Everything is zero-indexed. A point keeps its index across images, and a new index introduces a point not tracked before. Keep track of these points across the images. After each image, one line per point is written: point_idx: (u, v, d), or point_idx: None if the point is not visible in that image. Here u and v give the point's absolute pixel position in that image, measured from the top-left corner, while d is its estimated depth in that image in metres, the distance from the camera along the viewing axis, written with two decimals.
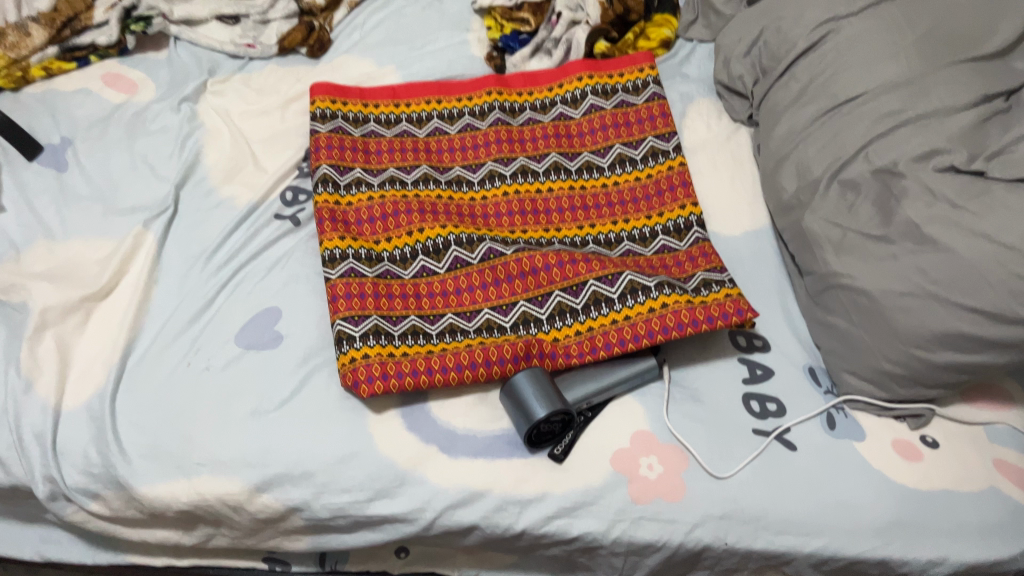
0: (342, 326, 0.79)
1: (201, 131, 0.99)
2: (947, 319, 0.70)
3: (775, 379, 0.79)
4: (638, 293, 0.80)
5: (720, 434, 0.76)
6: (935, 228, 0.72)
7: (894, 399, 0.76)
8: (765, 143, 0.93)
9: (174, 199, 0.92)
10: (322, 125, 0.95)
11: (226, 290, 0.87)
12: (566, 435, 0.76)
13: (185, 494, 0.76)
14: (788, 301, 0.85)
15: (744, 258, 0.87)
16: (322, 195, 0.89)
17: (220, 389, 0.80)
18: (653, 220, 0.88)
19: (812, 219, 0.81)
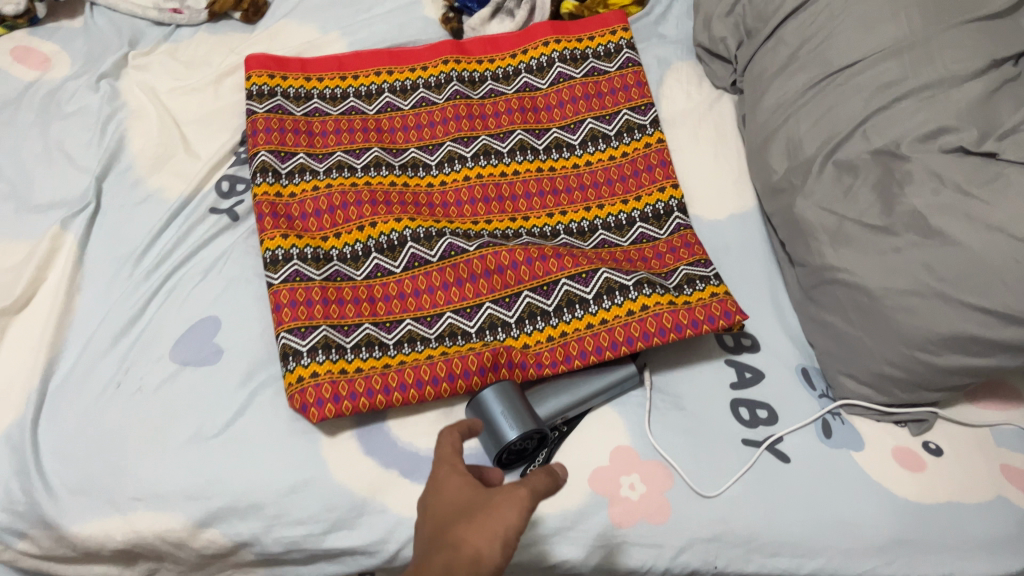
0: (288, 340, 0.71)
1: (124, 112, 0.89)
2: (956, 321, 0.64)
3: (766, 383, 0.73)
4: (615, 293, 0.72)
5: (708, 447, 0.70)
6: (942, 218, 0.65)
7: (894, 404, 0.70)
8: (751, 115, 0.85)
9: (96, 193, 0.83)
10: (259, 104, 0.85)
11: (158, 297, 0.78)
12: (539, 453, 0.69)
13: (120, 532, 0.68)
14: (778, 293, 0.78)
15: (729, 246, 0.80)
16: (260, 186, 0.79)
17: (155, 412, 0.72)
18: (629, 205, 0.80)
19: (805, 205, 0.74)
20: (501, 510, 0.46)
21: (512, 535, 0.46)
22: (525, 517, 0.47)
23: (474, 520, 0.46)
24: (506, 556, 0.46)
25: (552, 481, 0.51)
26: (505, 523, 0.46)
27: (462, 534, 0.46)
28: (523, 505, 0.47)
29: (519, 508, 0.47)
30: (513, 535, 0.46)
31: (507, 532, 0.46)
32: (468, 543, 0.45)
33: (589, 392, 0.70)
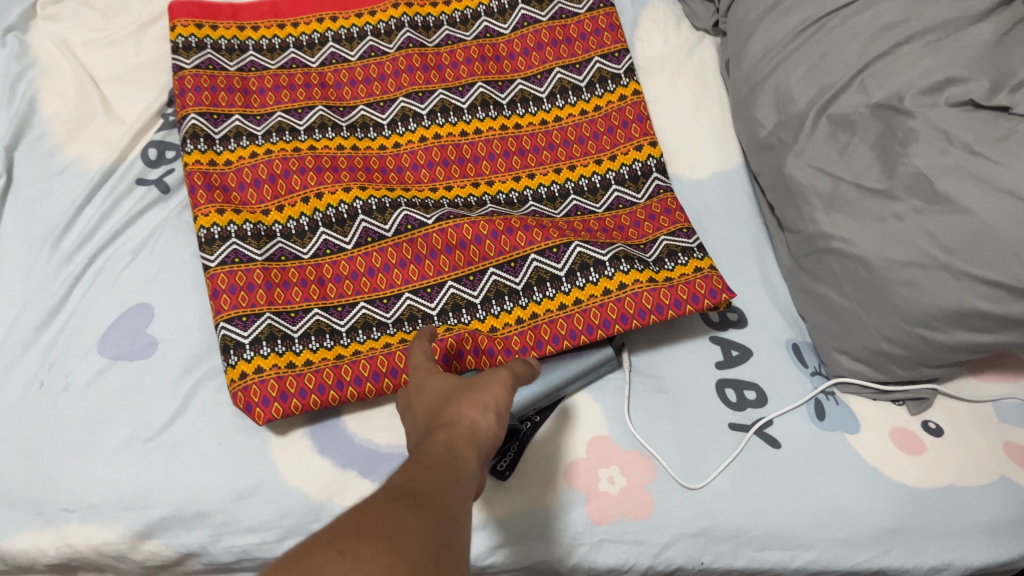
0: (228, 330, 0.64)
1: (35, 69, 0.79)
2: (962, 295, 0.58)
3: (754, 362, 0.67)
4: (590, 270, 0.65)
5: (693, 434, 0.65)
6: (949, 181, 0.59)
7: (891, 382, 0.65)
8: (735, 61, 0.77)
9: (7, 164, 0.74)
10: (186, 60, 0.75)
11: (83, 282, 0.70)
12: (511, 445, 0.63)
13: (51, 547, 0.62)
14: (765, 260, 0.72)
15: (713, 209, 0.73)
16: (191, 154, 0.71)
17: (84, 412, 0.65)
18: (603, 165, 0.73)
19: (796, 164, 0.67)
20: (491, 382, 0.48)
21: (504, 405, 0.47)
22: (511, 394, 0.49)
23: (467, 393, 0.47)
24: (501, 426, 0.46)
25: (532, 374, 0.53)
26: (497, 394, 0.47)
27: (457, 402, 0.46)
28: (509, 381, 0.49)
29: (505, 385, 0.48)
30: (505, 404, 0.48)
31: (501, 401, 0.47)
32: (468, 405, 0.45)
33: (564, 377, 0.65)
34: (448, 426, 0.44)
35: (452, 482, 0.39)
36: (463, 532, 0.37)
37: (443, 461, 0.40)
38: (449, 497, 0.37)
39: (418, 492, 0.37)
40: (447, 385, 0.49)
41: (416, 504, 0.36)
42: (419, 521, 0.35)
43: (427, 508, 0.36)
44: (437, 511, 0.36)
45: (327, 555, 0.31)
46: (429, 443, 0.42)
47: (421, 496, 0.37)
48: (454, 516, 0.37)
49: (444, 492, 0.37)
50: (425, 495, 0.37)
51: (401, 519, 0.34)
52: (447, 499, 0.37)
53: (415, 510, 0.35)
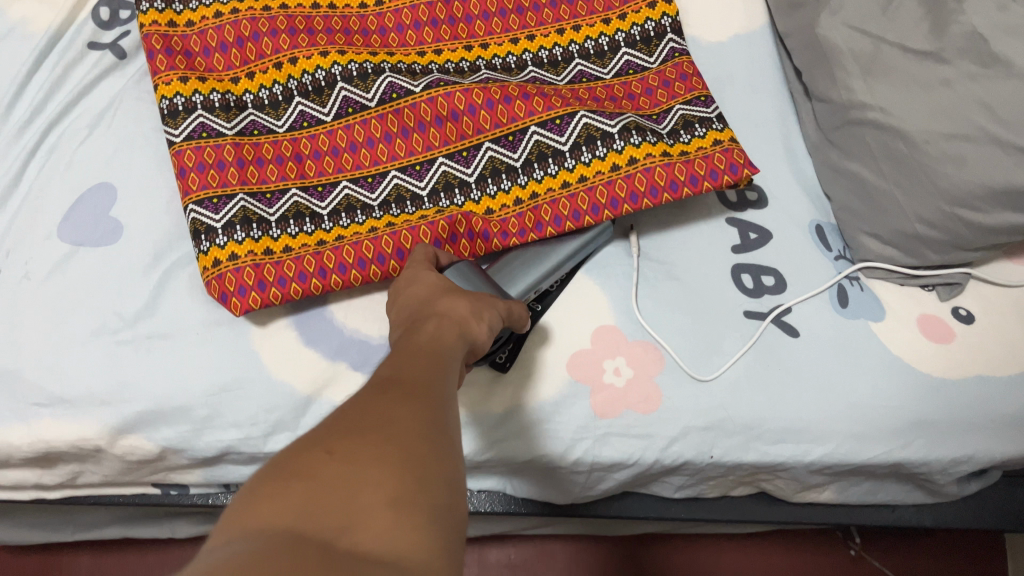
0: (198, 214, 0.58)
1: None
2: (1012, 172, 0.52)
3: (774, 244, 0.62)
4: (597, 144, 0.59)
5: (706, 323, 0.60)
6: (1008, 42, 0.52)
7: (921, 266, 0.60)
8: None
9: None
10: None
11: (38, 160, 0.64)
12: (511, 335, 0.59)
13: (25, 443, 0.58)
14: (789, 133, 0.65)
15: (733, 76, 0.66)
16: (147, 15, 0.63)
17: (47, 302, 0.60)
18: (612, 25, 0.65)
19: (830, 24, 0.59)
20: (487, 300, 0.48)
21: (495, 320, 0.47)
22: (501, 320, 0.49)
23: (460, 296, 0.46)
24: (485, 343, 0.46)
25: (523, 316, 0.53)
26: (491, 311, 0.47)
27: (449, 301, 0.46)
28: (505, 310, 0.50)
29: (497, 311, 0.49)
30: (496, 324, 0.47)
31: (494, 318, 0.47)
32: (463, 307, 0.45)
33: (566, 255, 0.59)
34: (439, 321, 0.43)
35: (441, 375, 0.37)
36: (456, 417, 0.34)
37: (436, 350, 0.39)
38: (441, 387, 0.36)
39: (408, 380, 0.35)
40: (440, 284, 0.49)
41: (405, 395, 0.33)
42: (411, 410, 0.32)
43: (419, 398, 0.33)
44: (429, 401, 0.33)
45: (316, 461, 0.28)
46: (421, 331, 0.41)
47: (414, 384, 0.34)
48: (449, 408, 0.34)
49: (434, 383, 0.35)
50: (417, 382, 0.35)
51: (393, 412, 0.31)
52: (438, 390, 0.35)
53: (409, 395, 0.33)
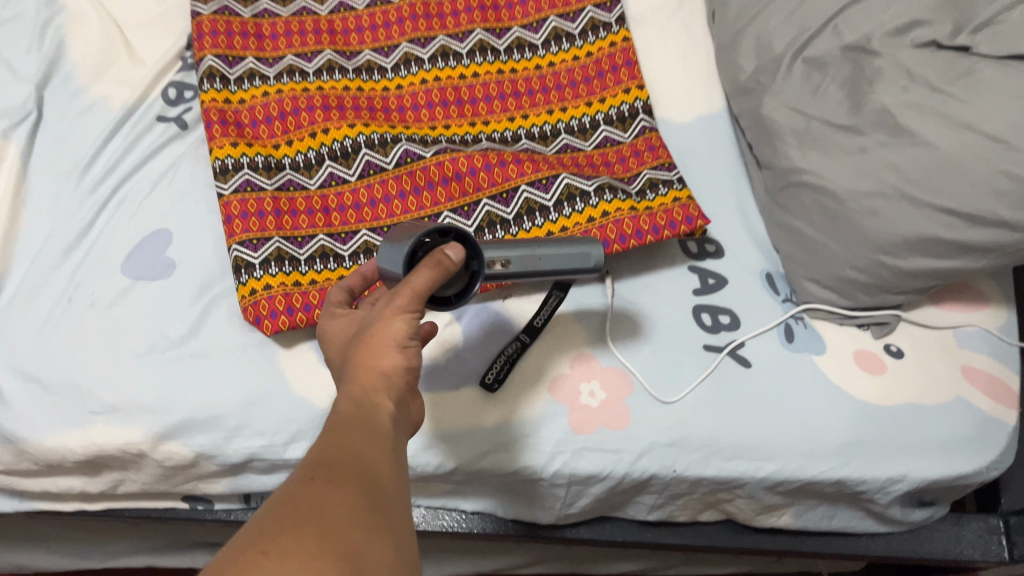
0: (240, 252, 0.69)
1: (62, 16, 0.84)
2: (921, 224, 0.63)
3: (730, 289, 0.72)
4: (576, 200, 0.70)
5: (670, 354, 0.69)
6: (912, 116, 0.63)
7: (857, 307, 0.69)
8: (720, 9, 0.80)
9: (37, 101, 0.79)
10: (204, 6, 0.80)
11: (108, 210, 0.76)
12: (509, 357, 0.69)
13: (81, 445, 0.68)
14: (744, 197, 0.76)
15: (696, 149, 0.78)
16: (208, 92, 0.76)
17: (107, 326, 0.71)
18: (593, 107, 0.77)
19: (773, 104, 0.71)
20: (387, 311, 0.48)
21: (406, 335, 0.48)
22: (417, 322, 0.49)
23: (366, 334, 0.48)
24: (408, 360, 0.48)
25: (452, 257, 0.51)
26: (396, 328, 0.48)
27: (357, 350, 0.47)
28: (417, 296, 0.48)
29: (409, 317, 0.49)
30: (410, 328, 0.48)
31: (401, 330, 0.48)
32: (368, 353, 0.47)
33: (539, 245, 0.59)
34: (350, 385, 0.46)
35: (371, 446, 0.42)
36: (387, 488, 0.40)
37: (364, 417, 0.44)
38: (365, 461, 0.40)
39: (334, 463, 0.39)
40: (353, 331, 0.51)
41: (334, 481, 0.38)
42: (340, 497, 0.37)
43: (349, 482, 0.38)
44: (357, 484, 0.38)
45: (248, 558, 0.32)
46: (335, 405, 0.45)
47: (341, 466, 0.39)
48: (376, 479, 0.40)
49: (363, 461, 0.40)
50: (344, 462, 0.39)
51: (322, 498, 0.36)
52: (368, 465, 0.40)
53: (338, 480, 0.38)
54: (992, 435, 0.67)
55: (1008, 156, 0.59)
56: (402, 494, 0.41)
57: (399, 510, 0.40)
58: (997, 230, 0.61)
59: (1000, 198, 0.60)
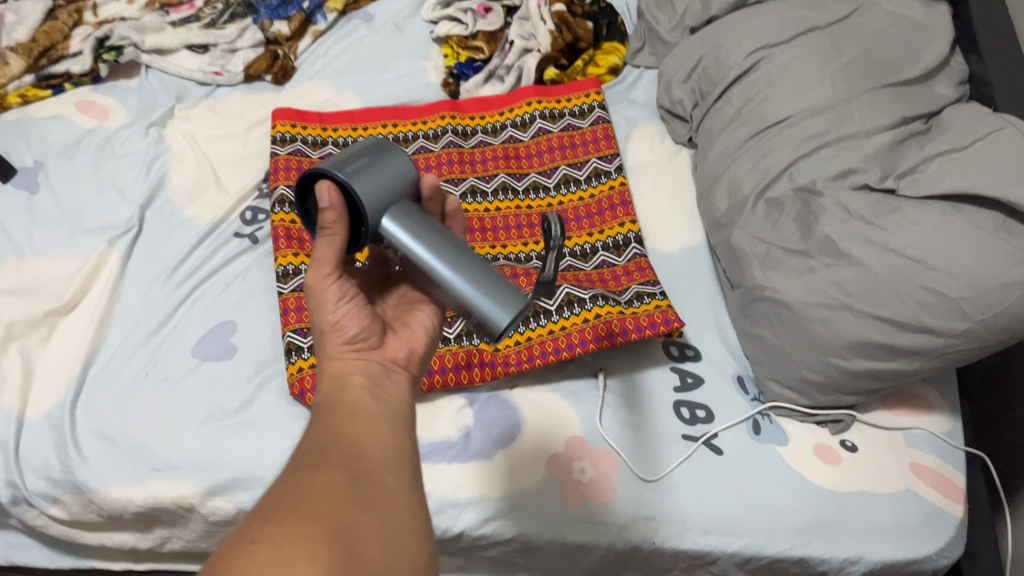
0: (293, 338, 0.84)
1: (167, 154, 1.04)
2: (861, 329, 0.75)
3: (705, 387, 0.83)
4: (574, 305, 0.84)
5: (652, 440, 0.80)
6: (849, 242, 0.77)
7: (815, 406, 0.80)
8: (702, 163, 0.97)
9: (139, 219, 0.97)
10: (282, 148, 0.99)
11: (185, 305, 0.91)
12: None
13: (140, 497, 0.79)
14: (720, 314, 0.89)
15: (680, 274, 0.92)
16: (277, 214, 0.93)
17: (175, 397, 0.84)
18: (594, 236, 0.92)
19: (741, 235, 0.86)
20: (312, 299, 0.54)
21: (336, 313, 0.53)
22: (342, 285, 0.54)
23: (318, 329, 0.55)
24: (347, 326, 0.54)
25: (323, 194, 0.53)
26: (327, 311, 0.53)
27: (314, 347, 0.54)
28: (317, 272, 0.53)
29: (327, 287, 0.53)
30: (335, 303, 0.53)
31: (326, 311, 0.53)
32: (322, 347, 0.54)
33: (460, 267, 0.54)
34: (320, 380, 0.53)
35: (345, 422, 0.48)
36: (364, 458, 0.45)
37: (335, 402, 0.50)
38: (341, 442, 0.46)
39: (312, 451, 0.45)
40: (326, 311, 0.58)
41: (316, 464, 0.43)
42: (324, 476, 0.42)
43: (329, 460, 0.44)
44: (334, 459, 0.44)
45: (241, 548, 0.37)
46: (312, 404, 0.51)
47: (321, 454, 0.45)
48: (353, 454, 0.45)
49: (338, 438, 0.46)
50: (323, 447, 0.45)
51: (306, 481, 0.42)
52: (346, 444, 0.46)
53: (319, 463, 0.44)
54: (939, 523, 0.75)
55: (926, 274, 0.72)
56: (385, 449, 0.47)
57: (386, 468, 0.45)
58: (923, 335, 0.73)
59: (922, 308, 0.72)
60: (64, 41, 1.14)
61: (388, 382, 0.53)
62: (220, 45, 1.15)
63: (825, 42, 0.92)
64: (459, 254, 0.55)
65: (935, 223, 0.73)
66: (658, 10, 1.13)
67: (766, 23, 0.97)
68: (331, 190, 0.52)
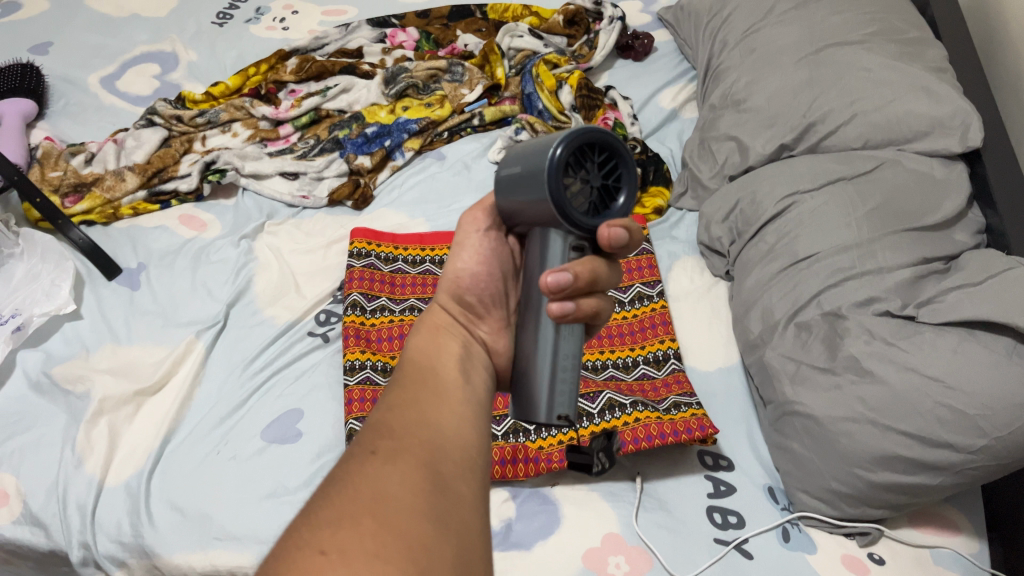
0: (354, 425, 0.91)
1: (254, 263, 1.16)
2: (885, 442, 0.79)
3: (737, 495, 0.88)
4: (615, 409, 0.91)
5: (684, 541, 0.84)
6: (873, 361, 0.83)
7: (844, 518, 0.84)
8: (738, 292, 1.05)
9: (225, 316, 1.08)
10: (357, 261, 1.11)
11: (258, 393, 0.99)
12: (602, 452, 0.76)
13: (200, 564, 0.84)
14: (753, 430, 0.95)
15: (715, 392, 0.99)
16: (349, 315, 1.03)
17: (242, 474, 0.91)
18: (636, 351, 1.01)
19: (772, 354, 0.93)
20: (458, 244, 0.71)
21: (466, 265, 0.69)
22: (479, 241, 0.69)
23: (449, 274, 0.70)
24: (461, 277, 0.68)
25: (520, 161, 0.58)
26: (458, 260, 0.69)
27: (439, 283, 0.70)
28: (473, 220, 0.70)
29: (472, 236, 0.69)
30: (467, 256, 0.69)
31: (459, 255, 0.69)
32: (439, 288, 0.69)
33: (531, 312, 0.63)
34: (417, 328, 0.65)
35: (425, 409, 0.53)
36: (436, 453, 0.49)
37: (421, 380, 0.57)
38: (415, 434, 0.50)
39: (388, 440, 0.49)
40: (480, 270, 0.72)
41: (390, 455, 0.47)
42: (396, 469, 0.46)
43: (404, 452, 0.48)
44: (410, 452, 0.48)
45: (312, 557, 0.39)
46: (404, 346, 0.64)
47: (393, 443, 0.49)
48: (425, 448, 0.49)
49: (415, 430, 0.50)
50: (397, 437, 0.49)
51: (380, 473, 0.45)
52: (422, 435, 0.50)
53: (392, 456, 0.47)
54: None
55: (944, 391, 0.77)
56: (460, 445, 0.51)
57: (458, 468, 0.49)
58: (944, 450, 0.77)
59: (942, 424, 0.77)
60: (174, 165, 1.32)
61: (471, 363, 0.62)
62: (309, 172, 1.30)
63: (851, 189, 1.02)
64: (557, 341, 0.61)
65: (952, 347, 0.79)
66: (701, 161, 1.26)
67: (798, 173, 1.08)
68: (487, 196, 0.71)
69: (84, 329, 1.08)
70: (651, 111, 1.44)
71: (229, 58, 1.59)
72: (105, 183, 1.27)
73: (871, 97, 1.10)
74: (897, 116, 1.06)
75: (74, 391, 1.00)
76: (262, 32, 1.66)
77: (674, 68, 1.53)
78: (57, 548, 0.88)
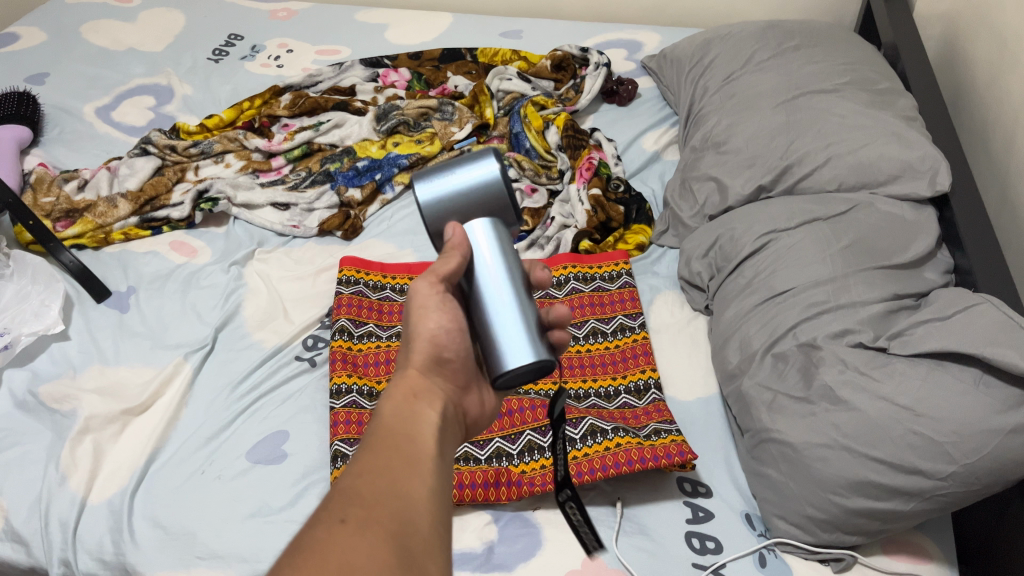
0: (340, 446, 0.93)
1: (243, 288, 1.18)
2: (858, 468, 0.81)
3: (715, 521, 0.90)
4: (597, 435, 0.93)
5: (663, 565, 0.85)
6: (846, 390, 0.85)
7: (818, 544, 0.86)
8: (717, 323, 1.08)
9: (213, 339, 1.10)
10: (346, 288, 1.13)
11: (245, 414, 1.00)
12: (583, 526, 0.65)
13: None
14: (731, 457, 0.97)
15: (694, 421, 1.01)
16: (337, 340, 1.05)
17: (226, 494, 0.91)
18: (618, 380, 1.04)
19: (750, 383, 0.96)
20: (414, 292, 0.65)
21: (441, 335, 0.65)
22: (440, 311, 0.65)
23: (412, 334, 0.65)
24: (438, 345, 0.65)
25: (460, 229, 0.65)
26: (431, 326, 0.64)
27: (405, 342, 0.65)
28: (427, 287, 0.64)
29: (436, 308, 0.65)
30: (435, 325, 0.64)
31: (428, 323, 0.64)
32: (414, 352, 0.64)
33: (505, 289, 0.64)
34: (390, 388, 0.62)
35: (398, 476, 0.53)
36: (412, 521, 0.50)
37: (396, 440, 0.56)
38: (389, 499, 0.51)
39: (361, 503, 0.50)
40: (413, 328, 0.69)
41: (361, 527, 0.48)
42: (367, 539, 0.47)
43: (375, 527, 0.48)
44: (380, 526, 0.48)
45: None
46: (375, 406, 0.60)
47: (365, 509, 0.49)
48: (401, 513, 0.50)
49: (391, 492, 0.51)
50: (371, 501, 0.50)
51: (349, 546, 0.46)
52: (397, 498, 0.51)
53: (363, 522, 0.48)
54: None
55: (915, 419, 0.80)
56: (427, 514, 0.52)
57: (426, 534, 0.50)
58: (916, 476, 0.79)
59: (913, 451, 0.79)
60: (167, 195, 1.34)
61: (448, 423, 0.61)
62: (300, 204, 1.33)
63: (826, 228, 1.05)
64: (514, 299, 0.63)
65: (922, 376, 0.82)
66: (682, 200, 1.30)
67: (775, 213, 1.12)
68: (459, 226, 0.65)
69: (71, 349, 1.09)
70: (635, 152, 1.48)
71: (225, 92, 1.63)
72: (98, 210, 1.30)
73: (845, 141, 1.15)
74: (870, 160, 1.11)
75: (60, 410, 1.00)
76: (257, 68, 1.70)
77: (657, 112, 1.58)
78: (38, 565, 0.88)
